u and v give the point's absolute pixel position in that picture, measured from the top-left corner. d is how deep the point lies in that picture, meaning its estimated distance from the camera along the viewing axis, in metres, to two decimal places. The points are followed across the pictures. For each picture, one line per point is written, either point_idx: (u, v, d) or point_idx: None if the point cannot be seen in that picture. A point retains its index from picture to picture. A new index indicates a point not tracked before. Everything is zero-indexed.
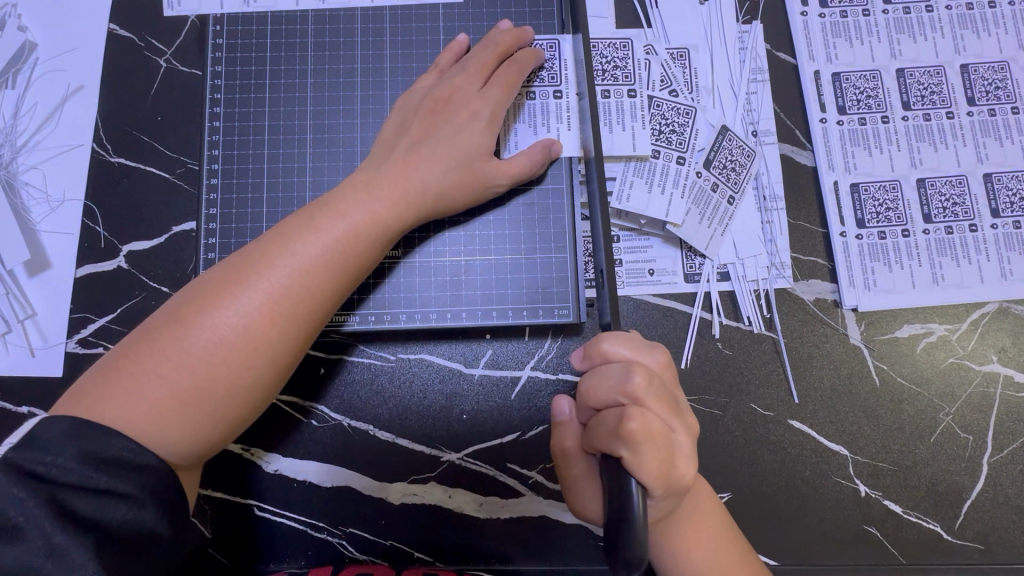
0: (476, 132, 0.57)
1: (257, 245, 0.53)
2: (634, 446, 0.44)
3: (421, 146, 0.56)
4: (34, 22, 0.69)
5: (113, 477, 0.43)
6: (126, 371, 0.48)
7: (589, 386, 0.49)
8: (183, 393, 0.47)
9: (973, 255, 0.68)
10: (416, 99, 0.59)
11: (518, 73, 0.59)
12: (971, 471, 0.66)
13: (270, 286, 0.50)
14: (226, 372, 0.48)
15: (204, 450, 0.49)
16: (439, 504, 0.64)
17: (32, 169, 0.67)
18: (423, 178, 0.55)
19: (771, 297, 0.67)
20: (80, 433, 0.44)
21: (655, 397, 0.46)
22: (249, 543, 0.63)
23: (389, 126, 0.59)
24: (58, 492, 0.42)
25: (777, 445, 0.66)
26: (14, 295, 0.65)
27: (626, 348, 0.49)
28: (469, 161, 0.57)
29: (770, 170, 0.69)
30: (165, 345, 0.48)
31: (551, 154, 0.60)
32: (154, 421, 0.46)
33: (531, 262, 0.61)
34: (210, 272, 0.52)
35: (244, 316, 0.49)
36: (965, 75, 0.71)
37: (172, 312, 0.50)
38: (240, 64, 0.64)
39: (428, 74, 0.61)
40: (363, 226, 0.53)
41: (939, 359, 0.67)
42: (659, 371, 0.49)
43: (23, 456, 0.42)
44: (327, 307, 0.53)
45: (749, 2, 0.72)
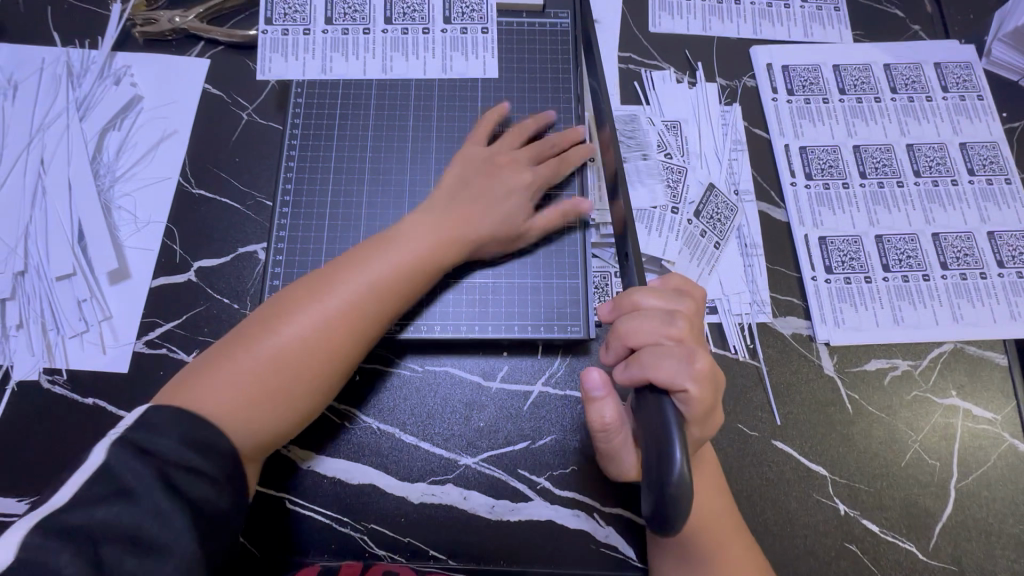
0: (521, 201, 0.71)
1: (331, 265, 0.63)
2: (698, 382, 0.49)
3: (461, 182, 0.70)
4: (144, 80, 0.84)
5: (202, 458, 0.50)
6: (214, 364, 0.56)
7: (630, 329, 0.54)
8: (266, 387, 0.56)
9: (927, 300, 0.78)
10: (433, 144, 0.73)
11: (575, 157, 0.74)
12: (940, 495, 0.72)
13: (341, 301, 0.60)
14: (302, 373, 0.58)
15: (278, 436, 0.58)
16: (454, 505, 0.70)
17: (126, 195, 0.79)
18: (479, 230, 0.68)
19: (753, 330, 0.77)
20: (186, 420, 0.51)
21: (696, 340, 0.53)
22: (278, 534, 0.69)
23: (451, 176, 0.71)
24: (164, 466, 0.48)
25: (762, 462, 0.73)
26: (95, 300, 0.74)
27: (658, 299, 0.55)
28: (512, 220, 0.70)
29: (750, 222, 0.81)
30: (249, 347, 0.57)
31: (581, 212, 0.72)
32: (235, 411, 0.54)
33: (548, 286, 0.72)
34: (289, 287, 0.62)
35: (320, 326, 0.59)
36: (910, 152, 0.85)
37: (256, 319, 0.59)
38: (315, 118, 0.78)
39: (417, 117, 0.75)
40: (424, 257, 0.64)
41: (904, 392, 0.76)
42: (691, 313, 0.56)
43: (136, 434, 0.49)
44: (385, 323, 0.63)
45: (729, 89, 0.88)
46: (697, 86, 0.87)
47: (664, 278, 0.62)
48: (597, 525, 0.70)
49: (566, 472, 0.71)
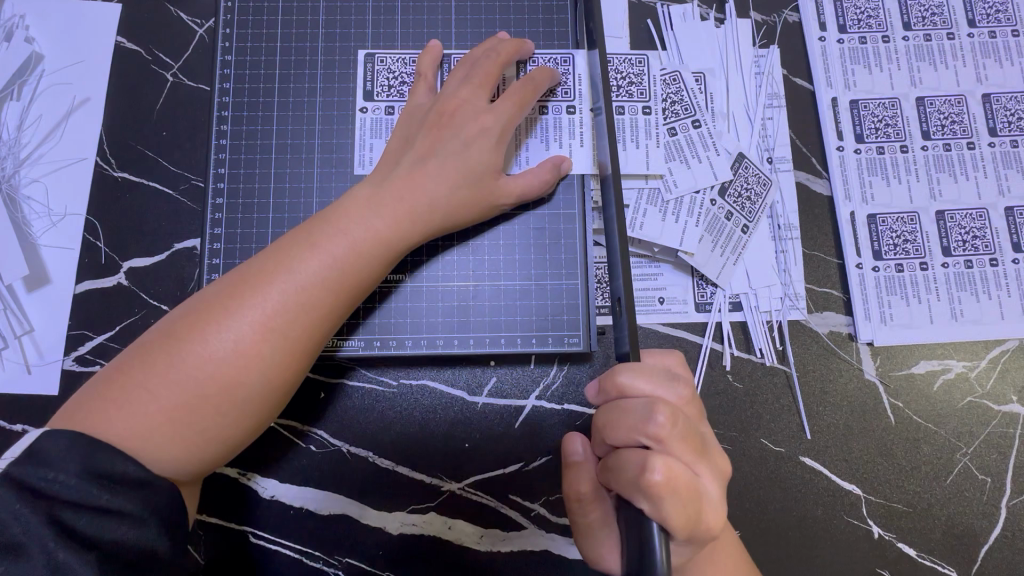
0: (486, 149, 0.55)
1: (258, 259, 0.51)
2: (656, 498, 0.42)
3: (426, 161, 0.54)
4: (42, 33, 0.68)
5: (114, 494, 0.41)
6: (117, 386, 0.45)
7: (608, 421, 0.47)
8: (172, 411, 0.45)
9: (993, 290, 0.66)
10: (420, 114, 0.58)
11: (533, 91, 0.57)
12: (990, 515, 0.64)
13: (271, 303, 0.48)
14: (216, 391, 0.46)
15: (192, 474, 0.46)
16: (438, 536, 0.62)
17: (35, 182, 0.66)
18: (430, 195, 0.53)
19: (784, 329, 0.65)
20: (79, 450, 0.41)
21: (679, 440, 0.44)
22: (244, 569, 0.62)
23: (395, 139, 0.58)
24: (58, 509, 0.40)
25: (787, 481, 0.64)
26: (11, 311, 0.64)
27: (646, 383, 0.46)
28: (476, 177, 0.55)
29: (785, 198, 0.67)
30: (162, 359, 0.46)
31: (561, 172, 0.59)
32: (144, 437, 0.44)
33: (541, 288, 0.60)
34: (211, 286, 0.50)
35: (241, 333, 0.47)
36: (986, 104, 0.69)
37: (174, 323, 0.48)
38: (249, 81, 0.63)
39: (418, 86, 0.60)
40: (365, 241, 0.51)
41: (956, 398, 0.65)
42: (682, 405, 0.46)
43: (24, 469, 0.40)
44: (329, 327, 0.51)
45: (766, 27, 0.70)
46: (725, 23, 0.70)
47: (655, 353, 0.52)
48: None
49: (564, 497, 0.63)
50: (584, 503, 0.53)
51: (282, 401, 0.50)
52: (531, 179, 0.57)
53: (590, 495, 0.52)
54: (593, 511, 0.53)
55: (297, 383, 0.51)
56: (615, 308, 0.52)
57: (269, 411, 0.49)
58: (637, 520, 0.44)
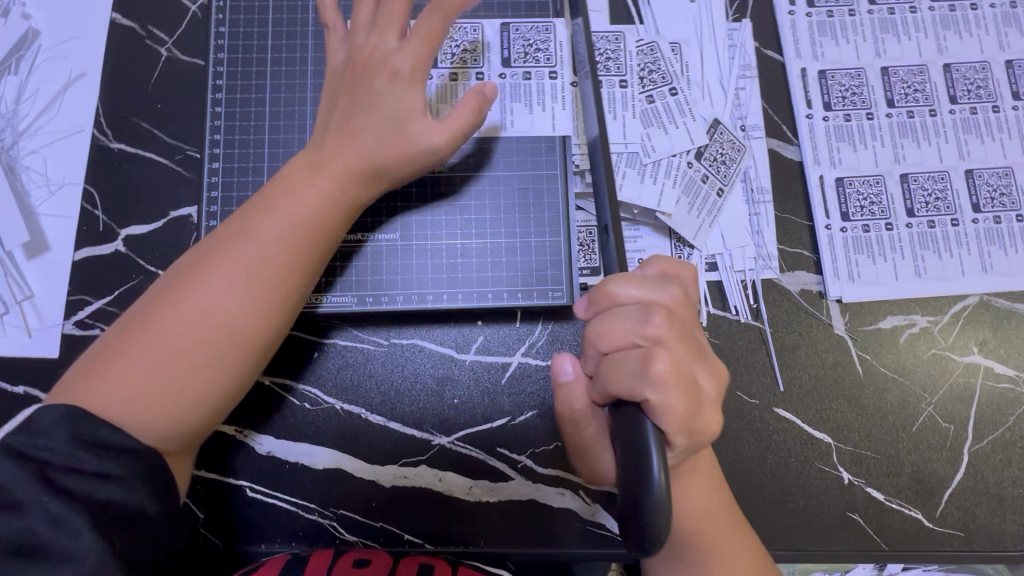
0: (404, 92, 0.53)
1: (219, 233, 0.53)
2: (661, 388, 0.42)
3: (355, 116, 0.54)
4: (38, 10, 0.70)
5: (102, 458, 0.44)
6: (102, 363, 0.48)
7: (600, 330, 0.46)
8: (156, 377, 0.47)
9: (954, 249, 0.70)
10: (339, 69, 0.57)
11: (439, 18, 0.53)
12: (953, 459, 0.67)
13: (235, 268, 0.50)
14: (196, 355, 0.48)
15: (186, 436, 0.49)
16: (429, 488, 0.65)
17: (33, 153, 0.68)
18: (361, 145, 0.53)
19: (757, 288, 0.69)
20: (70, 422, 0.44)
21: (677, 338, 0.45)
22: (242, 524, 0.64)
23: (325, 97, 0.57)
24: (49, 471, 0.42)
25: (762, 431, 0.67)
26: (12, 277, 0.66)
27: (637, 288, 0.46)
28: (402, 123, 0.54)
29: (757, 164, 0.71)
30: (141, 333, 0.48)
31: (484, 100, 0.54)
32: (131, 403, 0.46)
33: (526, 246, 0.63)
34: (178, 264, 0.52)
35: (213, 298, 0.49)
36: (947, 74, 0.73)
37: (148, 301, 0.50)
38: (242, 53, 0.65)
39: (332, 37, 0.58)
40: (314, 201, 0.53)
41: (921, 350, 0.69)
42: (675, 308, 0.47)
43: (20, 438, 0.43)
44: (297, 283, 0.52)
45: (739, 1, 0.74)
46: None
47: (648, 260, 0.52)
48: (583, 502, 0.65)
49: (550, 448, 0.66)
50: (577, 420, 0.51)
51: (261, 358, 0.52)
52: (461, 115, 0.54)
53: (583, 410, 0.50)
54: (587, 427, 0.51)
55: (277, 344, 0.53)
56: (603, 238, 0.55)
57: (252, 372, 0.52)
58: (633, 422, 0.42)
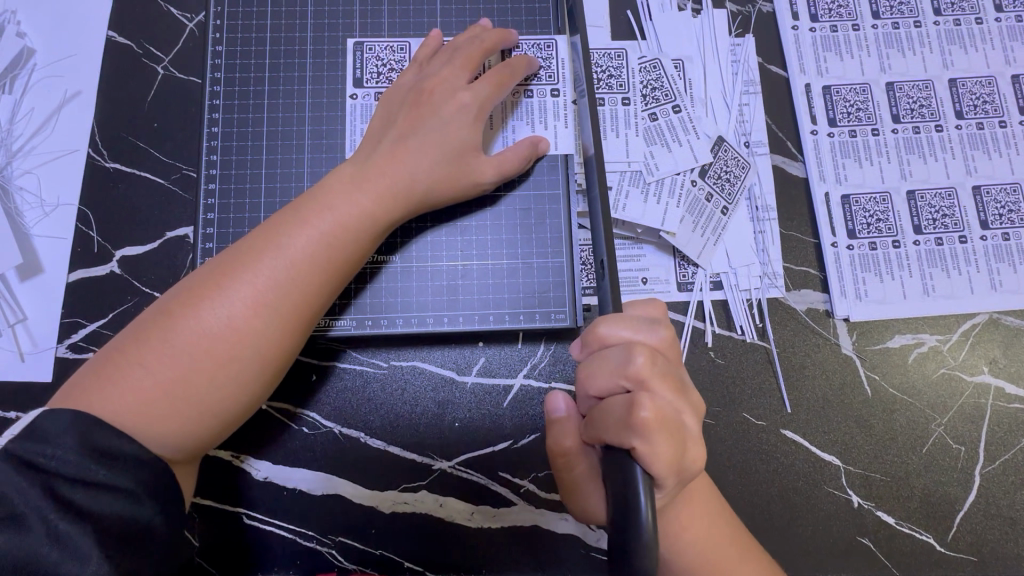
0: (465, 125, 0.57)
1: (246, 239, 0.52)
2: (644, 434, 0.41)
3: (407, 139, 0.56)
4: (33, 28, 0.69)
5: (112, 469, 0.42)
6: (115, 364, 0.46)
7: (588, 373, 0.46)
8: (169, 386, 0.46)
9: (962, 266, 0.69)
10: (404, 92, 0.59)
11: (511, 76, 0.59)
12: (964, 482, 0.66)
13: (262, 279, 0.49)
14: (211, 365, 0.47)
15: (191, 450, 0.48)
16: (429, 514, 0.64)
17: (27, 174, 0.67)
18: (411, 169, 0.55)
19: (763, 307, 0.67)
20: (78, 425, 0.43)
21: (660, 378, 0.43)
22: (238, 552, 0.63)
23: (377, 119, 0.59)
24: (57, 483, 0.41)
25: (770, 453, 0.65)
26: (5, 299, 0.65)
27: (625, 329, 0.46)
28: (456, 154, 0.57)
29: (762, 181, 0.70)
30: (157, 337, 0.47)
31: (539, 151, 0.61)
32: (143, 411, 0.45)
33: (528, 266, 0.62)
34: (202, 268, 0.51)
35: (236, 309, 0.48)
36: (952, 89, 0.72)
37: (166, 304, 0.49)
38: (240, 72, 0.64)
39: (410, 69, 0.61)
40: (349, 218, 0.53)
41: (930, 370, 0.67)
42: (664, 348, 0.46)
43: (28, 446, 0.41)
44: (321, 302, 0.52)
45: (742, 17, 0.73)
46: (702, 14, 0.72)
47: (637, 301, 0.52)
48: (587, 528, 0.64)
49: (553, 473, 0.64)
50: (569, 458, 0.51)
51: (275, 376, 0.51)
52: (511, 156, 0.59)
53: (574, 449, 0.50)
54: (579, 465, 0.51)
55: (291, 358, 0.52)
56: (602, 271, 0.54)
57: (262, 387, 0.50)
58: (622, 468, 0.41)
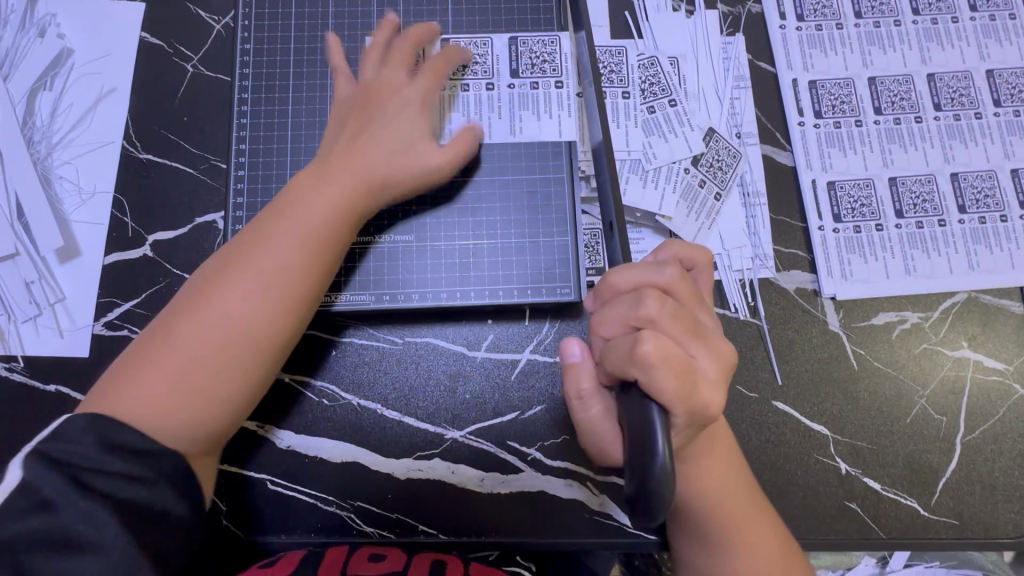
0: (412, 118, 0.61)
1: (231, 243, 0.57)
2: (651, 367, 0.45)
3: (361, 136, 0.60)
4: (72, 30, 0.75)
5: (131, 463, 0.46)
6: (127, 371, 0.51)
7: (602, 317, 0.50)
8: (181, 382, 0.50)
9: (942, 248, 0.73)
10: (347, 100, 0.63)
11: (444, 65, 0.64)
12: (946, 450, 0.70)
13: (255, 277, 0.53)
14: (218, 361, 0.52)
15: (206, 441, 0.52)
16: (442, 480, 0.68)
17: (66, 164, 0.72)
18: (371, 161, 0.58)
19: (755, 286, 0.72)
20: (98, 424, 0.47)
21: (671, 320, 0.47)
22: (263, 517, 0.67)
23: (333, 123, 0.63)
24: (108, 455, 0.44)
25: (762, 423, 0.69)
26: (45, 280, 0.69)
27: (634, 276, 0.49)
28: (411, 144, 0.60)
29: (753, 169, 0.74)
30: (162, 341, 0.52)
31: (477, 136, 0.65)
32: (159, 407, 0.50)
33: (535, 246, 0.66)
34: (193, 277, 0.56)
35: (234, 307, 0.53)
36: (931, 83, 0.77)
37: (169, 312, 0.53)
38: (266, 67, 0.69)
39: (340, 75, 0.65)
40: (323, 213, 0.56)
41: (913, 345, 0.72)
42: (673, 288, 0.49)
43: (52, 444, 0.44)
44: (311, 293, 0.56)
45: (733, 16, 0.78)
46: (695, 14, 0.78)
47: (659, 248, 0.55)
48: (591, 493, 0.68)
49: (558, 441, 0.68)
50: (585, 399, 0.53)
51: (275, 365, 0.56)
52: (458, 142, 0.63)
53: (590, 390, 0.53)
54: (593, 406, 0.53)
55: (287, 347, 0.56)
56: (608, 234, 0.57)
57: (265, 376, 0.55)
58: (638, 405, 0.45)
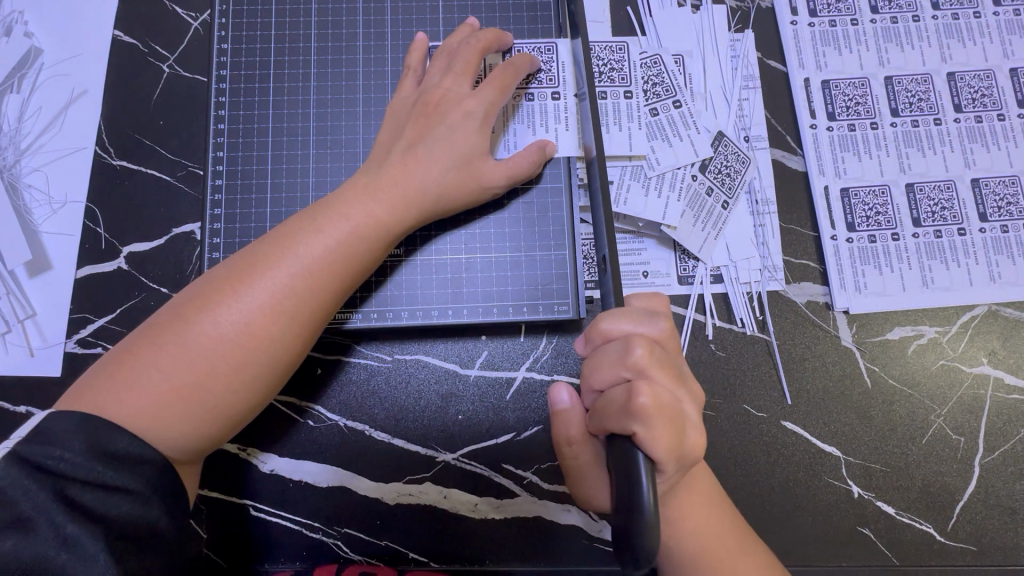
0: (471, 132, 0.57)
1: (261, 242, 0.53)
2: (646, 420, 0.42)
3: (417, 147, 0.56)
4: (40, 28, 0.70)
5: (119, 472, 0.43)
6: (128, 366, 0.47)
7: (592, 367, 0.47)
8: (182, 389, 0.47)
9: (961, 258, 0.69)
10: (407, 105, 0.59)
11: (513, 76, 0.59)
12: (964, 472, 0.66)
13: (275, 286, 0.50)
14: (225, 369, 0.48)
15: (199, 451, 0.48)
16: (434, 505, 0.64)
17: (35, 171, 0.68)
18: (422, 178, 0.55)
19: (763, 299, 0.68)
20: (90, 426, 0.43)
21: (659, 369, 0.45)
22: (246, 543, 0.64)
23: (385, 131, 0.59)
24: (65, 485, 0.41)
25: (770, 445, 0.66)
26: (14, 295, 0.66)
27: (626, 322, 0.47)
28: (466, 159, 0.57)
29: (761, 175, 0.70)
30: (172, 338, 0.48)
31: (546, 154, 0.61)
32: (157, 413, 0.46)
33: (531, 259, 0.63)
34: (216, 270, 0.52)
35: (246, 314, 0.49)
36: (951, 82, 0.72)
37: (181, 307, 0.49)
38: (245, 69, 0.65)
39: (407, 80, 0.61)
40: (362, 226, 0.53)
41: (930, 361, 0.68)
42: (663, 339, 0.47)
43: (34, 448, 0.42)
44: (330, 310, 0.53)
45: (741, 12, 0.73)
46: (701, 9, 0.73)
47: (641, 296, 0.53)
48: (590, 519, 0.64)
49: (556, 465, 0.65)
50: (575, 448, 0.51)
51: (282, 381, 0.52)
52: (519, 159, 0.59)
53: (580, 440, 0.51)
54: (584, 454, 0.51)
55: (299, 360, 0.53)
56: (602, 266, 0.53)
57: (270, 391, 0.51)
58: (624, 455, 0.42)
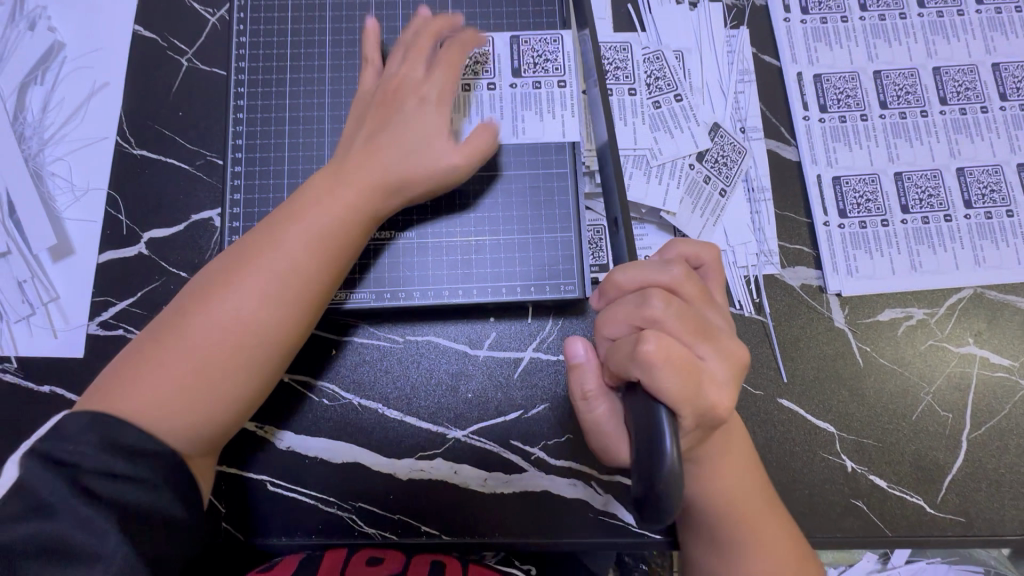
0: (425, 114, 0.59)
1: (243, 240, 0.55)
2: (653, 367, 0.45)
3: (378, 136, 0.59)
4: (63, 23, 0.73)
5: (131, 465, 0.45)
6: (132, 368, 0.49)
7: (607, 318, 0.50)
8: (186, 382, 0.49)
9: (948, 243, 0.72)
10: (369, 96, 0.62)
11: (462, 55, 0.61)
12: (952, 446, 0.69)
13: (263, 275, 0.52)
14: (226, 359, 0.50)
15: (207, 440, 0.51)
16: (445, 480, 0.67)
17: (58, 160, 0.70)
18: (387, 162, 0.57)
19: (759, 282, 0.71)
20: (101, 424, 0.45)
21: (677, 320, 0.47)
22: (262, 519, 0.66)
23: (352, 122, 0.62)
24: (81, 475, 0.43)
25: (768, 421, 0.69)
26: (38, 279, 0.68)
27: (642, 277, 0.50)
28: (428, 142, 0.59)
29: (756, 164, 0.73)
30: (173, 337, 0.50)
31: (497, 129, 0.61)
32: (164, 406, 0.48)
33: (538, 242, 0.65)
34: (206, 270, 0.54)
35: (241, 306, 0.51)
36: (936, 76, 0.76)
37: (177, 308, 0.52)
38: (263, 61, 0.68)
39: (368, 70, 0.64)
40: (340, 213, 0.55)
41: (919, 342, 0.71)
42: (679, 287, 0.49)
43: (50, 445, 0.44)
44: (321, 293, 0.55)
45: (736, 10, 0.77)
46: (698, 7, 0.76)
47: (663, 248, 0.56)
48: (596, 492, 0.67)
49: (562, 440, 0.67)
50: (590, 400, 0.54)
51: (281, 367, 0.54)
52: (477, 135, 0.60)
53: (596, 392, 0.53)
54: (598, 406, 0.53)
55: (296, 346, 0.55)
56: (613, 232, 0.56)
57: (270, 377, 0.53)
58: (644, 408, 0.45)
